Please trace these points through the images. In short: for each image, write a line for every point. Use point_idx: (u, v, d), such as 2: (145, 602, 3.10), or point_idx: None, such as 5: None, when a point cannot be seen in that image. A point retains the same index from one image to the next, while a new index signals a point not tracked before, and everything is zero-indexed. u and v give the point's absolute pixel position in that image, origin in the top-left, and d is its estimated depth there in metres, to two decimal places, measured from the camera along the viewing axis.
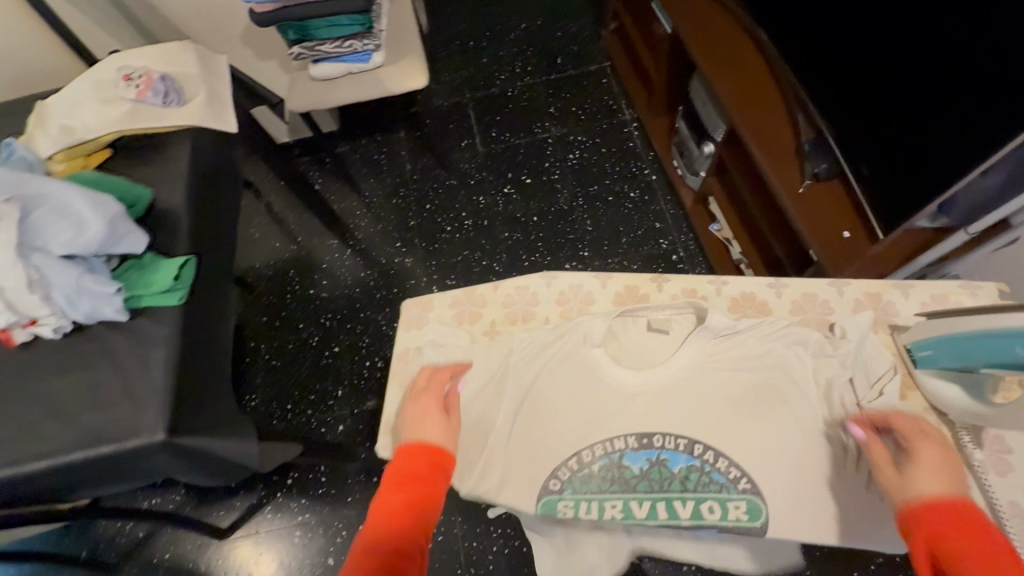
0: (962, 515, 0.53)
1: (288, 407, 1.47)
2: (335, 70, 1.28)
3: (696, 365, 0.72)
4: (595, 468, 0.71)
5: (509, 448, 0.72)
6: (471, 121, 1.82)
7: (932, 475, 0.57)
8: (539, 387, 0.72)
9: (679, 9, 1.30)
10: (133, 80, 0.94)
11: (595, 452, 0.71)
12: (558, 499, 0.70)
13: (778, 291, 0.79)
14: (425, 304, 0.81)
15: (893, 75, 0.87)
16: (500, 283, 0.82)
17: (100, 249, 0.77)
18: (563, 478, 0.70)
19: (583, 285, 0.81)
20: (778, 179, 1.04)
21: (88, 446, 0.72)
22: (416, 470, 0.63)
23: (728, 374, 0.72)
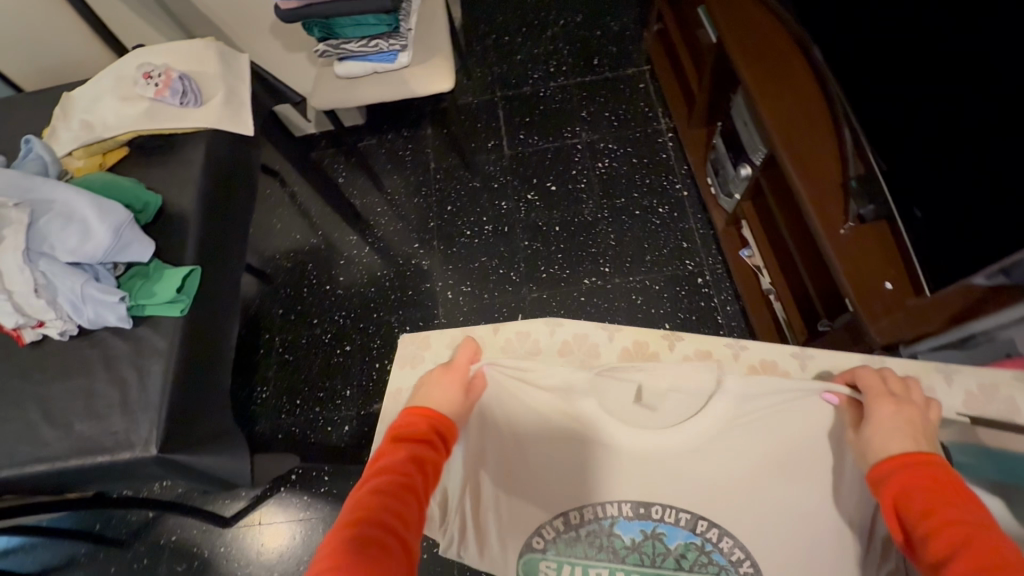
0: (928, 467, 0.55)
1: (297, 402, 1.48)
2: (360, 70, 1.25)
3: (707, 436, 0.70)
4: (582, 532, 0.70)
5: (496, 501, 0.72)
6: (500, 121, 1.77)
7: (893, 433, 0.60)
8: (527, 439, 0.73)
9: (727, 21, 1.20)
10: (152, 79, 0.93)
11: (584, 515, 0.71)
12: (539, 558, 0.70)
13: (801, 362, 0.75)
14: (421, 342, 0.79)
15: (956, 122, 0.78)
16: (499, 326, 0.80)
17: (105, 257, 0.75)
18: (547, 537, 0.71)
19: (588, 336, 0.79)
20: (817, 218, 0.96)
21: (84, 454, 0.72)
22: (413, 428, 0.66)
23: (739, 447, 0.70)
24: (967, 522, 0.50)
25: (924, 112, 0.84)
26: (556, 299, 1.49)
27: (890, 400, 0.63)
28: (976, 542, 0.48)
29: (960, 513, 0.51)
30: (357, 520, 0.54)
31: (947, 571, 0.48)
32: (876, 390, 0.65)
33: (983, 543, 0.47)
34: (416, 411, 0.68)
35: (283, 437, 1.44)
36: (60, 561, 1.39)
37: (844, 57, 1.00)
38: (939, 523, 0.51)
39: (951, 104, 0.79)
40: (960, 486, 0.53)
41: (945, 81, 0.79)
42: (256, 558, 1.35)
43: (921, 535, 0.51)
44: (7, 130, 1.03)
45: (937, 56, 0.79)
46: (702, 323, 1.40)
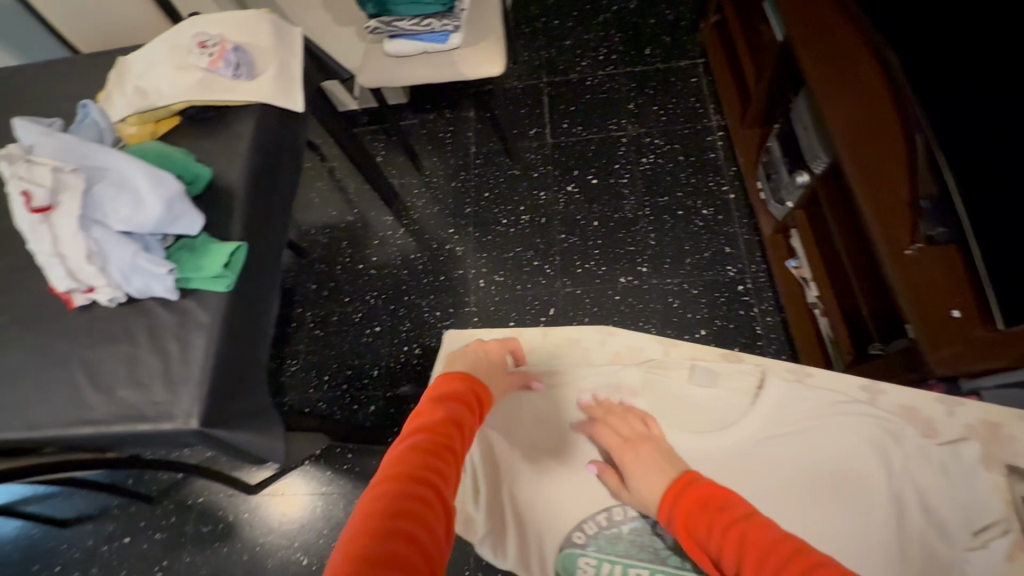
0: (687, 487, 0.65)
1: (325, 377, 1.50)
2: (410, 48, 1.22)
3: (755, 439, 0.81)
4: (624, 528, 0.78)
5: (551, 494, 0.81)
6: (545, 108, 1.73)
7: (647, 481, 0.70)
8: (558, 430, 0.85)
9: (796, 20, 1.13)
10: (207, 49, 0.92)
11: (626, 513, 0.79)
12: (579, 554, 0.78)
13: (870, 396, 0.82)
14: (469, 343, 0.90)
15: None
16: (548, 330, 0.93)
17: (156, 228, 0.75)
18: (587, 532, 0.78)
19: (641, 348, 0.90)
20: (881, 237, 0.90)
21: (127, 421, 0.73)
22: (452, 391, 0.69)
23: (786, 450, 0.80)
24: (743, 519, 0.58)
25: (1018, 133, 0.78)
26: (589, 295, 1.46)
27: (631, 451, 0.76)
28: (750, 535, 0.55)
29: (734, 515, 0.58)
30: (408, 475, 0.54)
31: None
32: (614, 439, 0.79)
33: (758, 536, 0.55)
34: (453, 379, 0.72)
35: (311, 412, 1.46)
36: (93, 511, 1.45)
37: (924, 66, 0.93)
38: (721, 531, 0.58)
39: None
40: (725, 492, 0.63)
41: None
42: (277, 526, 1.38)
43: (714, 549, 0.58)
44: (65, 92, 1.04)
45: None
46: (740, 331, 1.36)
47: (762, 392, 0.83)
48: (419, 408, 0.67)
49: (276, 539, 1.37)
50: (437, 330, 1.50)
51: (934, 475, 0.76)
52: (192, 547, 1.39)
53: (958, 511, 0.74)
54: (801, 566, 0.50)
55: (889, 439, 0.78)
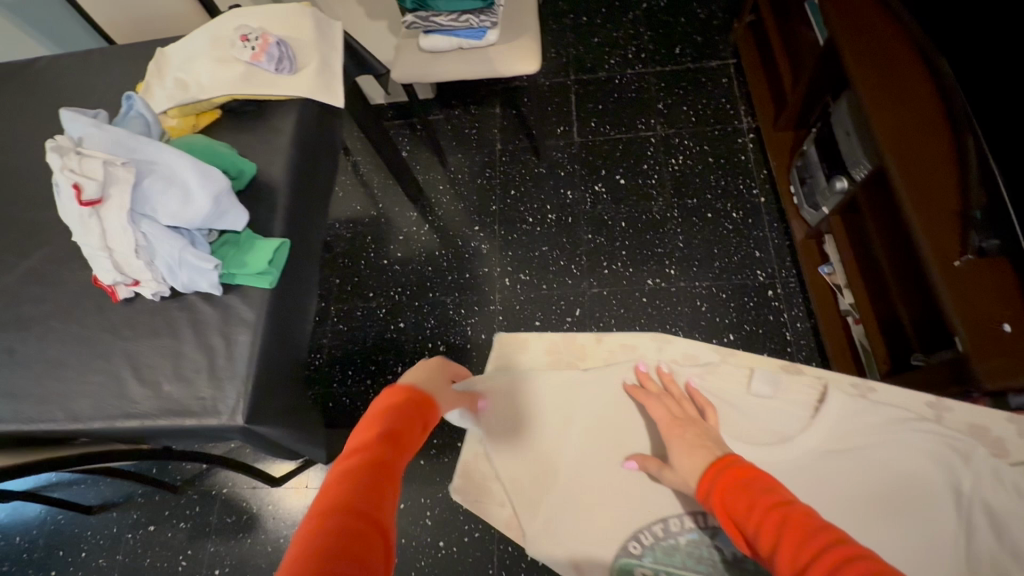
0: (727, 465, 0.63)
1: (349, 372, 1.50)
2: (445, 44, 1.21)
3: (820, 449, 0.78)
4: (682, 540, 0.74)
5: (607, 505, 0.77)
6: (572, 106, 1.71)
7: (685, 457, 0.68)
8: (621, 429, 0.83)
9: (842, 22, 1.11)
10: (249, 42, 0.92)
11: (683, 524, 0.75)
12: (635, 564, 0.74)
13: (934, 413, 0.80)
14: (524, 345, 0.93)
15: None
16: (603, 338, 0.91)
17: (204, 224, 0.75)
18: (644, 542, 0.74)
19: (696, 354, 0.89)
20: (928, 247, 0.89)
21: (172, 416, 0.73)
22: (391, 404, 0.66)
23: (854, 459, 0.77)
24: (782, 505, 0.55)
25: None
26: (616, 296, 1.45)
27: (678, 430, 0.72)
28: (793, 520, 0.53)
29: (773, 498, 0.56)
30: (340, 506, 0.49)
31: (778, 558, 0.51)
32: (665, 415, 0.75)
33: (802, 521, 0.52)
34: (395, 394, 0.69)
35: (335, 406, 1.46)
36: (118, 498, 1.46)
37: (977, 72, 0.90)
38: (761, 513, 0.55)
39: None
40: (767, 475, 0.60)
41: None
42: (302, 519, 1.39)
43: (751, 530, 0.56)
44: (102, 82, 1.04)
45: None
46: (769, 336, 1.35)
47: (822, 411, 0.80)
48: (364, 423, 0.63)
49: None
50: (462, 328, 1.50)
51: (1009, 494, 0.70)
52: (216, 537, 1.40)
53: None
54: (837, 558, 0.47)
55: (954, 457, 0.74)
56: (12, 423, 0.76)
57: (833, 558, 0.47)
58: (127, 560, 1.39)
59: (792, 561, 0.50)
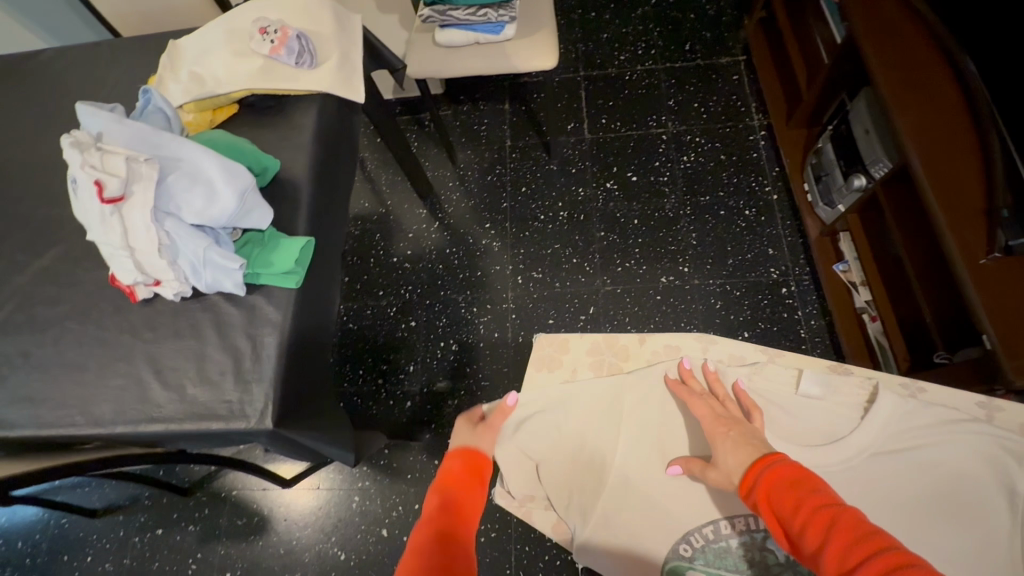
0: (769, 464, 0.60)
1: (360, 371, 1.48)
2: (462, 39, 1.19)
3: (870, 453, 0.69)
4: (733, 543, 0.70)
5: (650, 508, 0.73)
6: (582, 102, 1.70)
7: (732, 453, 0.64)
8: (661, 429, 0.76)
9: (863, 19, 1.11)
10: (269, 35, 0.89)
11: (734, 526, 0.70)
12: (686, 567, 0.70)
13: (988, 414, 0.72)
14: (561, 345, 0.83)
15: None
16: (646, 338, 0.83)
17: (229, 222, 0.73)
18: (695, 545, 0.70)
19: (742, 355, 0.81)
20: (954, 245, 0.89)
21: (196, 420, 0.71)
22: (453, 470, 0.71)
23: (909, 460, 0.69)
24: (829, 506, 0.53)
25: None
26: (630, 294, 1.44)
27: (722, 429, 0.68)
28: (839, 523, 0.51)
29: (820, 497, 0.54)
30: None
31: (827, 558, 0.50)
32: (709, 415, 0.70)
33: (850, 525, 0.50)
34: (455, 457, 0.72)
35: (346, 406, 1.45)
36: (124, 501, 1.43)
37: (1003, 70, 0.91)
38: (807, 512, 0.54)
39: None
40: (810, 474, 0.58)
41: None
42: (314, 520, 1.37)
43: (797, 530, 0.54)
44: (110, 75, 1.01)
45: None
46: (784, 334, 1.35)
47: (872, 413, 0.70)
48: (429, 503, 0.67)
49: (310, 534, 1.36)
50: (474, 326, 1.48)
51: None
52: (226, 540, 1.37)
53: None
54: (886, 563, 0.46)
55: (1011, 460, 0.66)
56: (29, 428, 0.74)
57: (884, 566, 0.46)
58: (135, 564, 1.37)
59: (844, 566, 0.48)
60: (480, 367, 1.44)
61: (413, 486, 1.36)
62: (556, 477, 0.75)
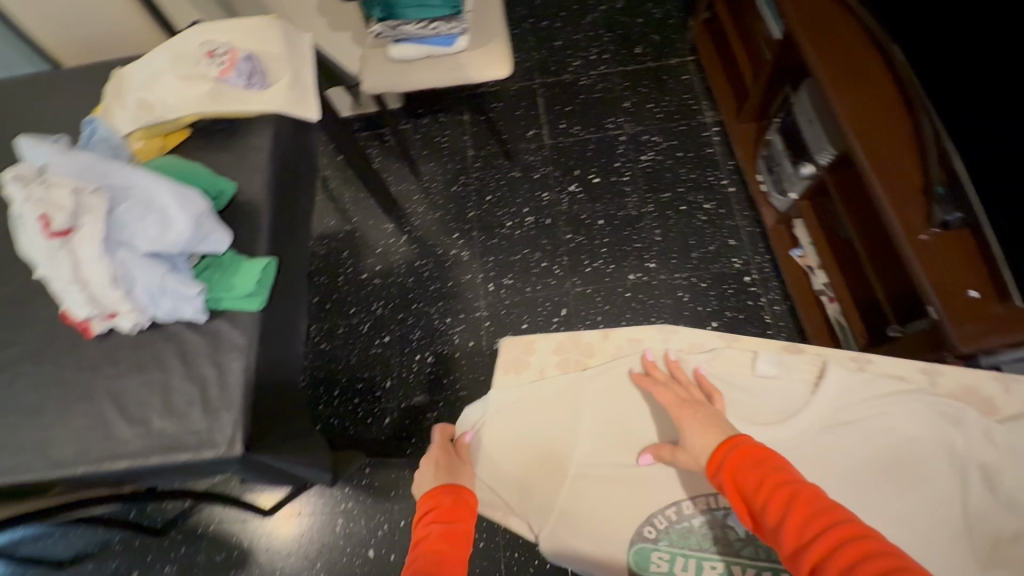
0: (736, 444, 0.63)
1: (335, 392, 1.46)
2: (414, 52, 1.21)
3: (819, 426, 0.70)
4: (696, 523, 0.70)
5: (614, 497, 0.72)
6: (541, 109, 1.73)
7: (698, 435, 0.66)
8: (624, 422, 0.75)
9: (798, 14, 1.16)
10: (217, 58, 0.89)
11: (697, 506, 0.71)
12: (651, 549, 0.69)
13: (931, 378, 0.72)
14: (526, 346, 0.81)
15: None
16: (609, 333, 0.82)
17: (185, 247, 0.72)
18: (659, 526, 0.70)
19: (703, 343, 0.80)
20: (897, 223, 0.94)
21: (163, 453, 0.69)
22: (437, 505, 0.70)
23: (855, 431, 0.69)
24: (787, 483, 0.57)
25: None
26: (600, 294, 1.47)
27: (687, 413, 0.69)
28: (799, 498, 0.55)
29: (778, 475, 0.58)
30: None
31: (788, 533, 0.54)
32: (674, 403, 0.70)
33: (807, 500, 0.55)
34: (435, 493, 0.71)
35: (324, 428, 1.42)
36: (94, 549, 1.37)
37: (929, 59, 0.97)
38: (768, 489, 0.57)
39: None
40: (771, 451, 0.62)
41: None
42: (298, 548, 1.34)
43: (759, 506, 0.57)
44: (52, 107, 0.98)
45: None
46: (750, 321, 1.39)
47: (823, 385, 0.71)
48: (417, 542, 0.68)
49: (295, 562, 1.33)
50: (448, 337, 1.48)
51: (999, 453, 0.65)
52: None
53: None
54: (837, 537, 0.51)
55: (948, 423, 0.67)
56: None
57: (836, 538, 0.51)
58: None
59: (802, 539, 0.53)
60: (457, 377, 1.44)
61: (398, 503, 1.34)
62: (515, 475, 0.74)
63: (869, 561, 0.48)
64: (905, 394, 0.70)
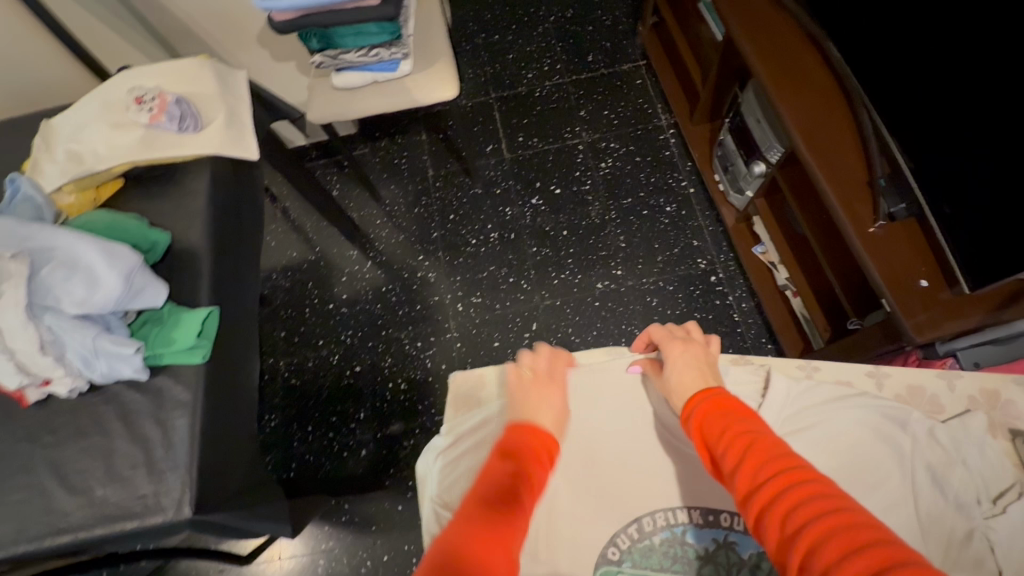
0: (710, 394, 0.62)
1: (309, 428, 1.42)
2: (359, 80, 1.19)
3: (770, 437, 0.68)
4: (656, 540, 0.67)
5: (579, 520, 0.69)
6: (497, 123, 1.72)
7: (688, 367, 0.67)
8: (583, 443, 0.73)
9: (737, 15, 1.16)
10: (145, 103, 0.86)
11: (656, 522, 0.68)
12: (616, 571, 0.66)
13: (878, 382, 0.71)
14: (477, 379, 0.76)
15: (1015, 122, 0.77)
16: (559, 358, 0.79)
17: (118, 306, 0.69)
18: (622, 547, 0.67)
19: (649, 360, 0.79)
20: (846, 217, 0.95)
21: (108, 523, 0.66)
22: (521, 442, 0.63)
23: (808, 443, 0.66)
24: (749, 430, 0.55)
25: (971, 118, 0.84)
26: (569, 305, 1.46)
27: (678, 344, 0.71)
28: (757, 442, 0.53)
29: (745, 424, 0.56)
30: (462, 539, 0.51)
31: (740, 474, 0.51)
32: (665, 339, 0.73)
33: (766, 445, 0.52)
34: (522, 429, 0.64)
35: (298, 466, 1.39)
36: None
37: (867, 54, 0.99)
38: (732, 435, 0.55)
39: (1010, 108, 0.78)
40: (746, 405, 0.60)
41: (1001, 82, 0.78)
42: None
43: (719, 450, 0.55)
44: None
45: (990, 60, 0.79)
46: (718, 321, 1.40)
47: (769, 397, 0.70)
48: (488, 468, 0.61)
49: None
50: (420, 361, 1.46)
51: (946, 453, 0.64)
52: None
53: (978, 484, 0.62)
54: (790, 478, 0.48)
55: (894, 426, 0.66)
56: None
57: (787, 480, 0.48)
58: None
59: (756, 478, 0.50)
60: (432, 402, 1.42)
61: (379, 537, 1.31)
62: None
63: (818, 500, 0.45)
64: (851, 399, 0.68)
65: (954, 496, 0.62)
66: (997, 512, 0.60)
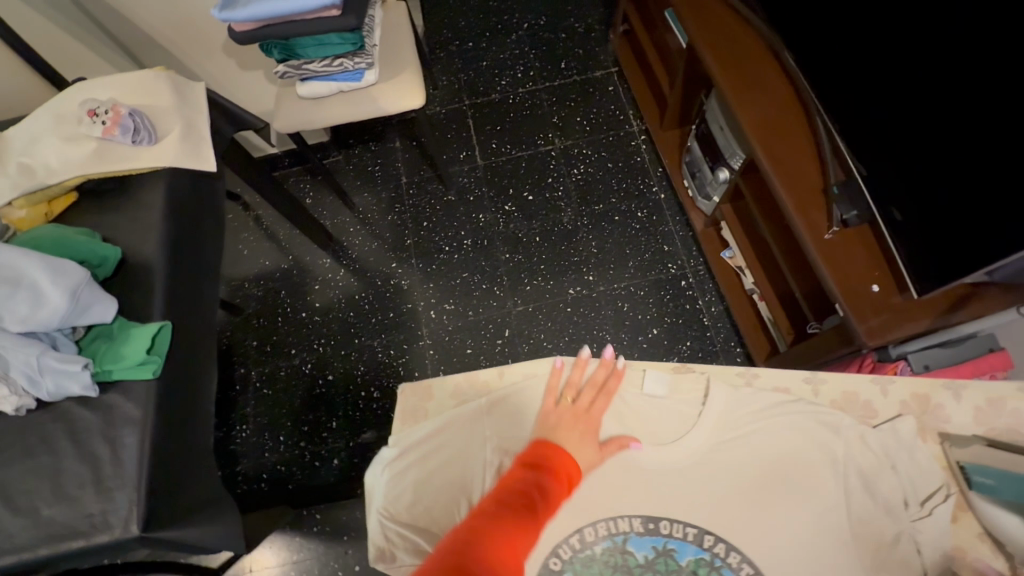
0: None
1: (281, 438, 1.42)
2: (324, 90, 1.19)
3: (710, 445, 0.70)
4: (598, 550, 0.68)
5: None
6: (470, 130, 1.73)
7: None
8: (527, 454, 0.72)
9: (697, 23, 1.18)
10: (99, 116, 0.85)
11: (598, 532, 0.69)
12: None
13: (813, 388, 0.71)
14: (424, 391, 0.76)
15: (958, 132, 0.79)
16: (505, 368, 0.77)
17: (63, 322, 0.69)
18: (564, 557, 0.68)
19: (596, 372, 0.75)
20: (804, 224, 0.96)
21: (55, 542, 0.66)
22: (551, 462, 0.67)
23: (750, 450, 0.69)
24: None
25: (917, 126, 0.86)
26: (541, 311, 1.47)
27: None
28: None
29: None
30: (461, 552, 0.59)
31: None
32: None
33: None
34: (555, 448, 0.68)
35: (270, 477, 1.38)
36: None
37: (820, 62, 1.01)
38: None
39: (946, 117, 0.81)
40: None
41: (946, 94, 0.80)
42: None
43: None
44: None
45: (934, 72, 0.81)
46: (688, 325, 1.41)
47: (709, 405, 0.70)
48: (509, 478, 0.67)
49: None
50: (393, 369, 1.46)
51: (877, 459, 0.66)
52: None
53: (910, 489, 0.65)
54: None
55: (828, 431, 0.68)
56: None
57: None
58: None
59: None
60: None
61: (351, 547, 1.30)
62: (430, 510, 0.70)
63: None
64: (792, 406, 0.70)
65: (884, 499, 0.65)
66: (923, 515, 0.64)
